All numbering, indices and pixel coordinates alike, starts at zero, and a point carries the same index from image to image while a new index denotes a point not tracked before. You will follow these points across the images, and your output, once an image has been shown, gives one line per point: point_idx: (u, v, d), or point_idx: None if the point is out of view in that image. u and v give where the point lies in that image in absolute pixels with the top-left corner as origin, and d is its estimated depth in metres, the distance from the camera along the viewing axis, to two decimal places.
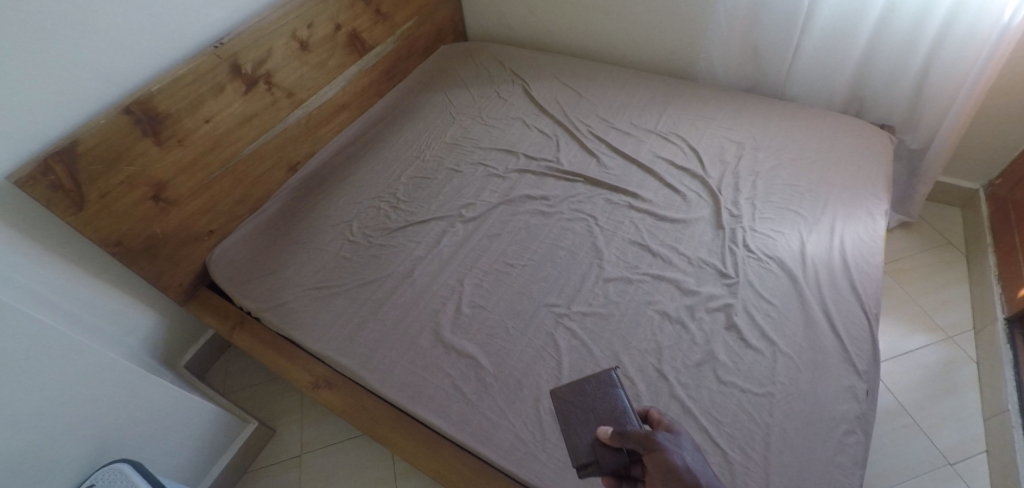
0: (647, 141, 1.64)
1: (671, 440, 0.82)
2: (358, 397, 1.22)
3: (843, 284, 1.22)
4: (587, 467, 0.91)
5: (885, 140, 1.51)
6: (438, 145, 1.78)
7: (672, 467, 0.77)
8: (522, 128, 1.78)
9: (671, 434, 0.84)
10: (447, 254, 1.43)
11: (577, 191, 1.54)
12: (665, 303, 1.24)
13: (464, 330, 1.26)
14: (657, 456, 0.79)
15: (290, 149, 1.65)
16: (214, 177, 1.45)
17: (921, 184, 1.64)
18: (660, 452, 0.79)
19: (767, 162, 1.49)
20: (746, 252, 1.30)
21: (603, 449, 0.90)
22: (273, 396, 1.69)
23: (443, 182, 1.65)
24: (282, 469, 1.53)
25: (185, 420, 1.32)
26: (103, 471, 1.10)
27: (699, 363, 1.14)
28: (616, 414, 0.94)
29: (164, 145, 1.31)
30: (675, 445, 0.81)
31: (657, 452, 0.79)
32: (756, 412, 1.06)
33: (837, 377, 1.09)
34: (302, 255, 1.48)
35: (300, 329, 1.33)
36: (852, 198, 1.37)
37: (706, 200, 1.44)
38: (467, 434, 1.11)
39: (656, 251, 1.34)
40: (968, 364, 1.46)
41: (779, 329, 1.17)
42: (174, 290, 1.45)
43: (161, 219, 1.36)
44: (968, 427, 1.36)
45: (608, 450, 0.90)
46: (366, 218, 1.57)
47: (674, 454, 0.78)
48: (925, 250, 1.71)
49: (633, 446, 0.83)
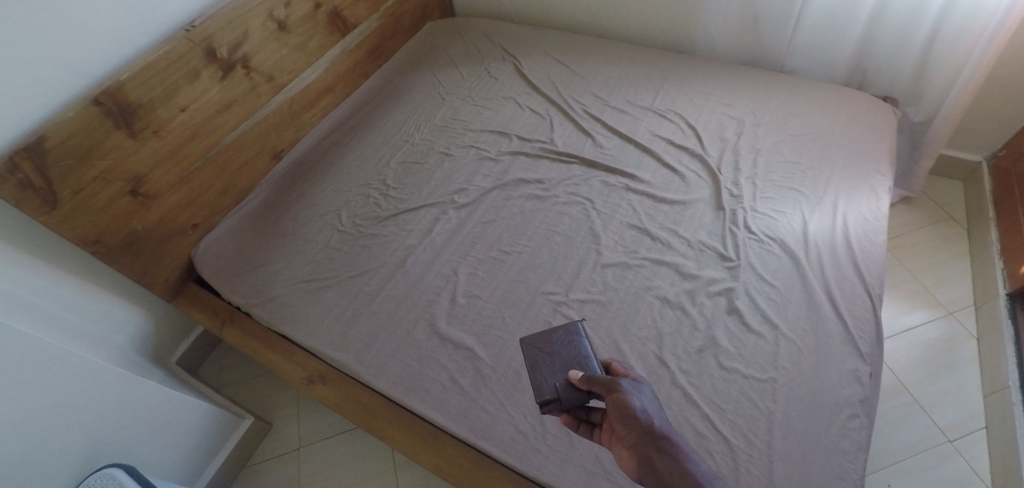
0: (644, 119, 1.59)
1: (633, 385, 0.84)
2: (353, 391, 1.20)
3: (846, 265, 1.19)
4: (549, 402, 0.98)
5: (889, 113, 1.49)
6: (427, 128, 1.72)
7: (631, 410, 0.79)
8: (514, 107, 1.72)
9: (633, 380, 0.86)
10: (440, 242, 1.39)
11: (573, 173, 1.49)
12: (665, 288, 1.21)
13: (460, 321, 1.23)
14: (617, 396, 0.81)
15: (272, 136, 1.60)
16: (193, 169, 1.41)
17: (924, 158, 1.61)
18: (621, 393, 0.81)
19: (767, 138, 1.47)
20: (747, 234, 1.27)
21: (566, 388, 0.95)
22: (269, 390, 1.67)
23: (433, 167, 1.60)
24: (281, 463, 1.52)
25: (173, 417, 1.31)
26: (96, 477, 1.07)
27: (701, 350, 1.11)
28: (580, 361, 1.01)
29: (139, 137, 1.26)
30: (636, 391, 0.83)
31: (618, 394, 0.81)
32: (759, 399, 1.04)
33: (840, 360, 1.08)
34: (291, 247, 1.45)
35: (292, 323, 1.30)
36: (854, 175, 1.35)
37: (706, 180, 1.40)
38: (466, 427, 1.08)
39: (655, 234, 1.31)
40: (969, 340, 1.46)
41: (781, 313, 1.15)
42: (160, 287, 1.41)
43: (141, 214, 1.32)
44: (967, 404, 1.36)
45: (569, 389, 0.95)
46: (355, 206, 1.53)
47: (633, 398, 0.81)
48: (926, 225, 1.69)
49: (598, 389, 0.86)
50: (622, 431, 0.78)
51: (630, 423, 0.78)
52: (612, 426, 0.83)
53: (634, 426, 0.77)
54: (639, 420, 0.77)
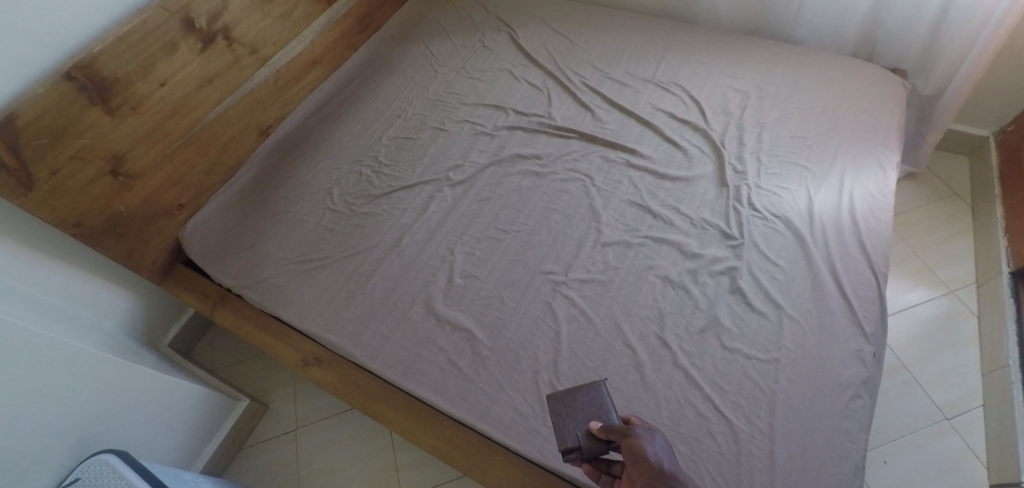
0: (645, 92, 1.54)
1: (647, 432, 0.81)
2: (349, 374, 1.18)
3: (851, 243, 1.17)
4: (570, 453, 0.88)
5: (898, 86, 1.44)
6: (420, 102, 1.67)
7: (644, 453, 0.76)
8: (510, 80, 1.66)
9: (647, 429, 0.83)
10: (435, 221, 1.35)
11: (572, 148, 1.45)
12: (666, 267, 1.19)
13: (457, 302, 1.20)
14: (631, 441, 0.78)
15: (259, 112, 1.54)
16: (176, 147, 1.35)
17: (931, 132, 1.57)
18: (635, 438, 0.78)
19: (772, 112, 1.43)
20: (751, 211, 1.24)
21: (587, 438, 0.87)
22: (264, 371, 1.65)
23: (427, 143, 1.55)
24: (278, 444, 1.51)
25: (162, 400, 1.30)
26: (89, 464, 1.05)
27: (703, 330, 1.09)
28: (604, 412, 0.90)
29: (116, 114, 1.21)
30: (650, 437, 0.80)
31: (632, 438, 0.78)
32: (762, 379, 1.02)
33: (844, 340, 1.06)
34: (281, 228, 1.41)
35: (284, 306, 1.27)
36: (861, 151, 1.31)
37: (709, 155, 1.37)
38: (464, 410, 1.06)
39: (656, 212, 1.28)
40: (969, 318, 1.45)
41: (785, 292, 1.13)
42: (148, 269, 1.37)
43: (124, 194, 1.27)
44: (966, 381, 1.36)
45: (592, 439, 0.86)
46: (347, 184, 1.48)
47: (647, 444, 0.78)
48: (930, 202, 1.66)
49: (613, 437, 0.82)
50: (633, 473, 0.75)
51: (642, 466, 0.74)
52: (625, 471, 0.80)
53: (645, 467, 0.74)
54: (651, 462, 0.74)
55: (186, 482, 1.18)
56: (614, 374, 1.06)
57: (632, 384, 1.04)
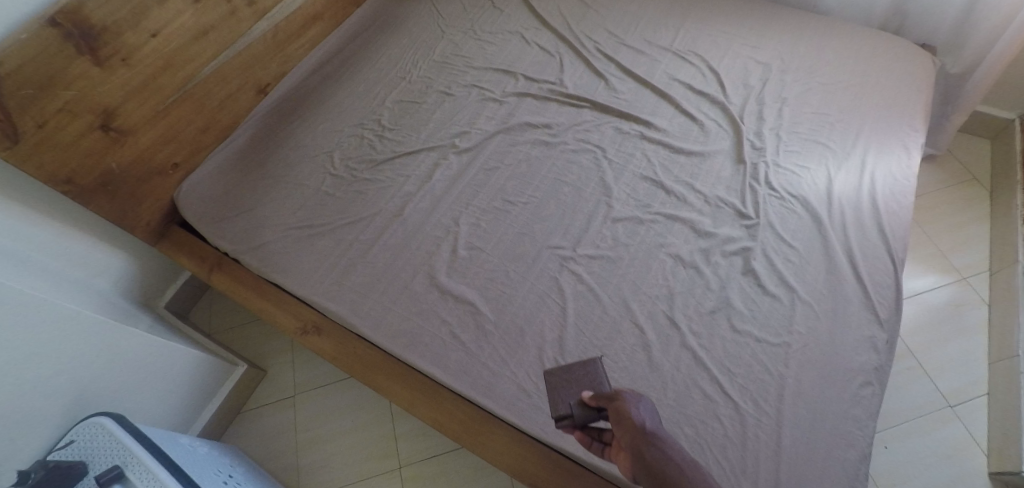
0: (662, 60, 1.47)
1: (635, 396, 0.83)
2: (349, 344, 1.15)
3: (870, 226, 1.13)
4: (563, 419, 0.91)
5: (927, 63, 1.38)
6: (426, 64, 1.59)
7: (629, 414, 0.79)
8: (520, 43, 1.58)
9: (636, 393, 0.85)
10: (440, 190, 1.30)
11: (583, 118, 1.39)
12: (678, 246, 1.15)
13: (461, 274, 1.17)
14: (619, 404, 0.81)
15: (256, 69, 1.47)
16: (170, 103, 1.29)
17: (956, 114, 1.52)
18: (623, 402, 0.81)
19: (795, 87, 1.36)
20: (768, 190, 1.20)
21: (579, 406, 0.90)
22: (262, 337, 1.63)
23: (433, 107, 1.48)
24: (276, 410, 1.50)
25: (160, 364, 1.28)
26: (85, 426, 1.03)
27: (713, 311, 1.06)
28: (598, 384, 0.94)
29: (106, 65, 1.15)
30: (637, 401, 0.83)
31: (620, 402, 0.81)
32: (771, 363, 1.00)
33: (857, 326, 1.03)
34: (280, 192, 1.37)
35: (283, 272, 1.24)
36: (886, 130, 1.26)
37: (727, 130, 1.31)
38: (466, 384, 1.04)
39: (669, 188, 1.23)
40: (979, 306, 1.43)
41: (799, 275, 1.09)
42: (142, 230, 1.33)
43: (115, 151, 1.22)
44: (972, 370, 1.35)
45: (584, 407, 0.89)
46: (348, 148, 1.43)
47: (634, 406, 0.81)
48: (947, 187, 1.62)
49: (603, 403, 0.85)
50: (619, 437, 0.78)
51: (626, 426, 0.78)
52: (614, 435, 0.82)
53: (629, 428, 0.77)
54: (635, 422, 0.77)
55: (184, 448, 1.16)
56: (621, 353, 1.03)
57: (638, 363, 1.02)
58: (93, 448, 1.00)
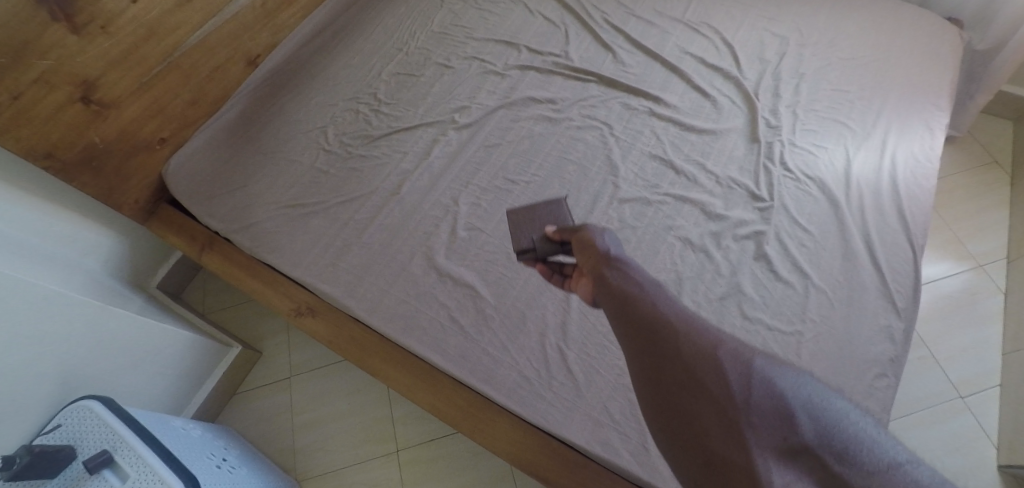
0: (673, 32, 1.39)
1: (601, 229, 0.88)
2: (345, 326, 1.11)
3: (890, 211, 1.08)
4: (525, 253, 0.99)
5: (954, 37, 1.31)
6: (424, 35, 1.52)
7: (592, 243, 0.84)
8: (524, 13, 1.50)
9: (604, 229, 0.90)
10: (439, 168, 1.25)
11: (590, 93, 1.32)
12: (688, 229, 1.10)
13: (461, 256, 1.12)
14: (581, 236, 0.87)
15: (246, 38, 1.40)
16: (156, 74, 1.23)
17: (981, 93, 1.46)
18: (585, 231, 0.86)
19: (813, 62, 1.29)
20: (782, 171, 1.14)
21: (541, 241, 0.98)
22: (257, 317, 1.60)
23: (431, 81, 1.41)
24: (272, 392, 1.47)
25: (150, 346, 1.25)
26: (71, 410, 1.00)
27: (723, 297, 1.02)
28: (559, 220, 1.02)
29: (84, 33, 1.08)
30: (601, 233, 0.87)
31: (583, 233, 0.87)
32: (783, 352, 0.96)
33: (874, 314, 0.99)
34: (272, 168, 1.31)
35: (275, 253, 1.19)
36: (909, 109, 1.20)
37: (741, 107, 1.25)
38: (465, 371, 1.00)
39: (679, 168, 1.18)
40: (995, 295, 1.38)
41: (814, 261, 1.05)
42: (130, 208, 1.27)
43: (98, 125, 1.16)
44: (984, 361, 1.31)
45: (546, 242, 0.97)
46: (343, 123, 1.36)
47: (598, 236, 0.86)
48: (966, 170, 1.56)
49: (568, 236, 0.91)
50: (582, 263, 0.84)
51: (588, 252, 0.83)
52: (576, 264, 0.89)
53: (592, 254, 0.83)
54: (597, 248, 0.83)
55: (175, 430, 1.13)
56: None
57: None
58: (80, 431, 0.97)
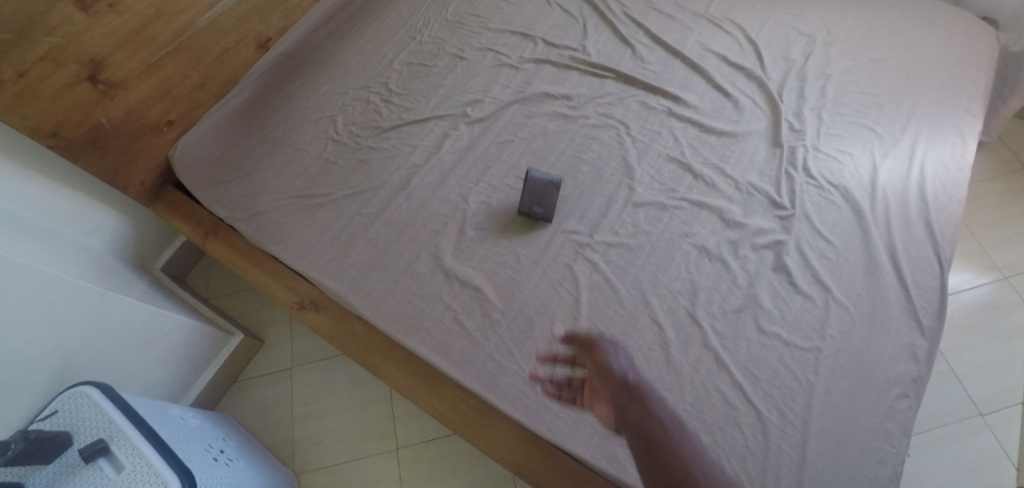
0: (695, 28, 1.34)
1: (613, 346, 0.91)
2: (348, 323, 1.08)
3: (917, 224, 1.03)
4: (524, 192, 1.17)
5: (991, 40, 1.24)
6: (438, 23, 1.47)
7: (611, 366, 0.87)
8: (541, 4, 1.45)
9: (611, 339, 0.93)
10: (449, 163, 1.21)
11: (606, 90, 1.28)
12: (704, 236, 1.06)
13: (468, 256, 1.09)
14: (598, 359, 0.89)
15: (257, 21, 1.36)
16: (164, 54, 1.20)
17: (1014, 99, 1.39)
18: (603, 352, 0.89)
19: (841, 62, 1.24)
20: (805, 178, 1.10)
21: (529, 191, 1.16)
22: (261, 306, 1.58)
23: (444, 71, 1.37)
24: (273, 382, 1.46)
25: (152, 333, 1.24)
26: (69, 396, 0.97)
27: (739, 310, 0.98)
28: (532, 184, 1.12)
29: (91, 11, 1.05)
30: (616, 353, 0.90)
31: (598, 354, 0.89)
32: (799, 370, 0.92)
33: (896, 333, 0.95)
34: (280, 156, 1.28)
35: (280, 244, 1.16)
36: (940, 115, 1.14)
37: (764, 109, 1.20)
38: (469, 376, 0.97)
39: (697, 172, 1.13)
40: (1019, 309, 1.33)
41: (836, 274, 1.00)
42: (136, 190, 1.25)
43: (105, 106, 1.13)
44: (1006, 378, 1.26)
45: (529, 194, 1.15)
46: (353, 113, 1.33)
47: (613, 356, 0.89)
48: (994, 177, 1.51)
49: (577, 346, 0.92)
50: (597, 387, 0.86)
51: (607, 379, 0.85)
52: (583, 382, 0.89)
53: (612, 381, 0.85)
54: (616, 375, 0.85)
55: (174, 419, 1.11)
56: (637, 351, 0.96)
57: (655, 363, 0.95)
58: (77, 419, 0.95)
